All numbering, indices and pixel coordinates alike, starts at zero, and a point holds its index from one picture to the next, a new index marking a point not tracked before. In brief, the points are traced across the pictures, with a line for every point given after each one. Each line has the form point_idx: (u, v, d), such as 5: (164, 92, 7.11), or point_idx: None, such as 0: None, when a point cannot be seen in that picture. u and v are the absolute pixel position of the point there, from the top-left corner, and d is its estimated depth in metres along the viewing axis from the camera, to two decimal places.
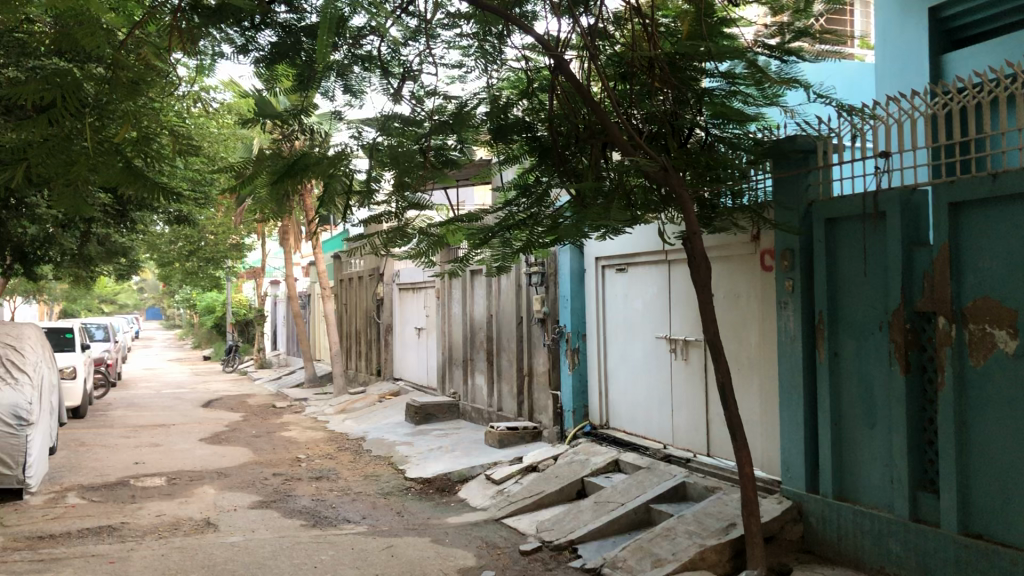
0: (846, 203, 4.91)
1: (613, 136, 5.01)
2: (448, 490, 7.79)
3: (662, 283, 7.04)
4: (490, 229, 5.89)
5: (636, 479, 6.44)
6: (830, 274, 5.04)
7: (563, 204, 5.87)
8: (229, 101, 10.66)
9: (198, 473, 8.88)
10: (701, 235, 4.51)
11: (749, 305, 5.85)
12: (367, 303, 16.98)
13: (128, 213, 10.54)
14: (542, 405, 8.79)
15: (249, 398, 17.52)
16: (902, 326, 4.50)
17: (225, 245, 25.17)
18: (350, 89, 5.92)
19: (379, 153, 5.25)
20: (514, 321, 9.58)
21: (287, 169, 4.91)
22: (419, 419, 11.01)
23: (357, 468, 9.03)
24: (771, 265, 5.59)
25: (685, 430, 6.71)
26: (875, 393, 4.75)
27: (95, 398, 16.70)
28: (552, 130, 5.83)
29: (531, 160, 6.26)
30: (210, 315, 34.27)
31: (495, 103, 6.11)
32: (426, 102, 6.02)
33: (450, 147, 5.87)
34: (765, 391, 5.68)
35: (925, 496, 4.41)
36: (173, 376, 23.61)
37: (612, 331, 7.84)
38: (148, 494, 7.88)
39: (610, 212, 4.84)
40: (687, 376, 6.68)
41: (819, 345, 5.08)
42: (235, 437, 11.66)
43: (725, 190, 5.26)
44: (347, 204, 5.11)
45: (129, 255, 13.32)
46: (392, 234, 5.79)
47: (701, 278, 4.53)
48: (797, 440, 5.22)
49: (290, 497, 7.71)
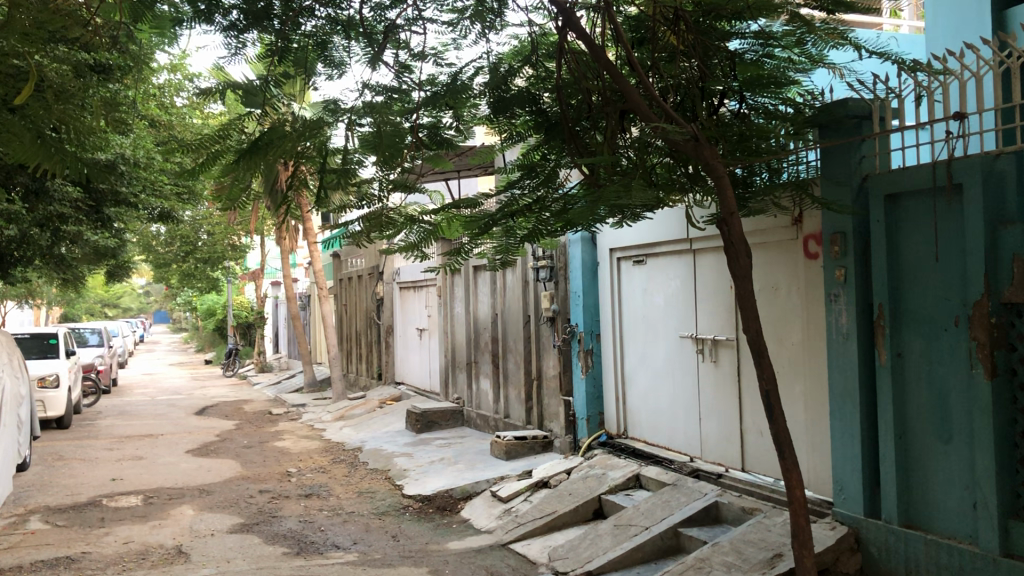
0: (911, 175, 4.13)
1: (633, 104, 4.22)
2: (449, 509, 7.04)
3: (687, 275, 6.27)
4: (491, 217, 5.19)
5: (661, 498, 5.66)
6: (892, 261, 4.26)
7: (574, 187, 5.11)
8: (207, 88, 10.02)
9: (178, 491, 8.15)
10: (739, 216, 3.54)
11: (790, 300, 5.08)
12: (367, 303, 16.29)
13: (103, 209, 9.89)
14: (553, 412, 8.02)
15: (246, 404, 16.82)
16: (986, 322, 3.74)
17: (222, 246, 24.58)
18: (329, 58, 5.04)
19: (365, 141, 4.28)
20: (521, 320, 8.83)
21: (251, 147, 4.13)
22: (420, 428, 10.25)
23: (351, 483, 8.27)
24: (817, 252, 4.81)
25: (716, 440, 5.95)
26: (951, 404, 3.97)
27: (85, 406, 15.97)
28: (560, 101, 5.01)
29: (536, 138, 5.50)
30: (211, 317, 33.63)
31: (495, 71, 5.32)
32: (415, 69, 5.25)
33: (446, 126, 5.25)
34: (810, 400, 4.91)
35: (1019, 527, 3.64)
36: (170, 382, 22.87)
37: (630, 331, 7.07)
38: (120, 516, 7.14)
39: (629, 193, 4.04)
40: (717, 381, 5.91)
41: (879, 344, 4.31)
42: (223, 448, 10.92)
43: (759, 167, 4.41)
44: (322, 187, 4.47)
45: (116, 257, 12.64)
46: (377, 224, 5.04)
47: (739, 267, 3.55)
48: (853, 456, 4.45)
49: (275, 519, 6.96)
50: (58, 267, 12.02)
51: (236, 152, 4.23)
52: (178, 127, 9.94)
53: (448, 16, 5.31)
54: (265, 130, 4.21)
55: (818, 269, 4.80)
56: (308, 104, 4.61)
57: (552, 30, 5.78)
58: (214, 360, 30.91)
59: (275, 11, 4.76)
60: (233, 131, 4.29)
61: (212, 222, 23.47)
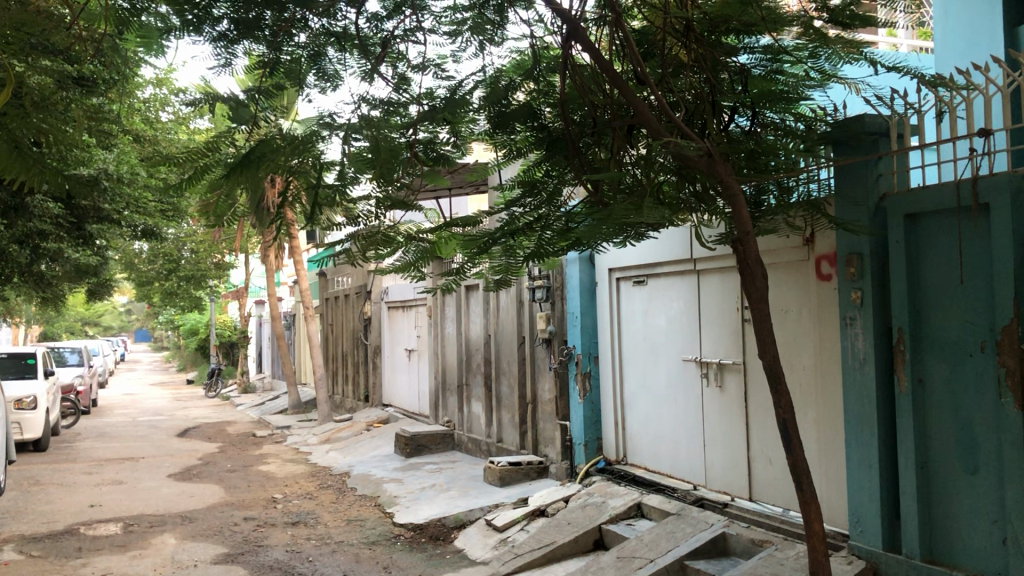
0: (932, 194, 3.99)
1: (641, 117, 4.04)
2: (442, 539, 6.77)
3: (690, 297, 6.10)
4: (490, 236, 4.98)
5: (666, 528, 5.44)
6: (912, 283, 4.11)
7: (577, 206, 4.95)
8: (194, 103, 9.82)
9: (159, 518, 7.82)
10: (754, 236, 3.35)
11: (801, 323, 4.91)
12: (354, 323, 16.02)
13: (85, 226, 9.62)
14: (549, 437, 7.81)
15: (229, 427, 16.43)
16: (1016, 347, 3.58)
17: (206, 265, 24.26)
18: (321, 69, 4.90)
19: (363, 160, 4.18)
20: (516, 342, 8.63)
21: (242, 161, 3.87)
22: (410, 452, 9.98)
23: (340, 510, 7.98)
24: (829, 273, 4.65)
25: (721, 468, 5.74)
26: (977, 433, 3.80)
27: (64, 428, 15.51)
28: (564, 115, 4.81)
29: (536, 155, 5.29)
30: (194, 337, 33.18)
31: (494, 85, 5.06)
32: (412, 82, 5.07)
33: (443, 142, 5.06)
34: (823, 427, 4.72)
35: None
36: (152, 403, 22.39)
37: (629, 352, 6.88)
38: (98, 546, 6.82)
39: (639, 211, 3.80)
40: (722, 406, 5.72)
41: (898, 369, 4.14)
42: (206, 472, 10.58)
43: (769, 186, 4.28)
44: (312, 205, 4.27)
45: (98, 275, 12.34)
46: (375, 238, 4.85)
47: (755, 288, 3.35)
48: (871, 486, 4.26)
49: (262, 549, 6.66)
50: (38, 284, 11.70)
51: (225, 167, 3.97)
52: (164, 143, 9.73)
53: (447, 27, 5.12)
54: (257, 141, 4.00)
55: (831, 291, 4.63)
56: (297, 119, 4.38)
57: (554, 43, 5.62)
58: (196, 381, 30.39)
59: (266, 20, 4.49)
60: (222, 144, 4.06)
61: (196, 240, 23.15)
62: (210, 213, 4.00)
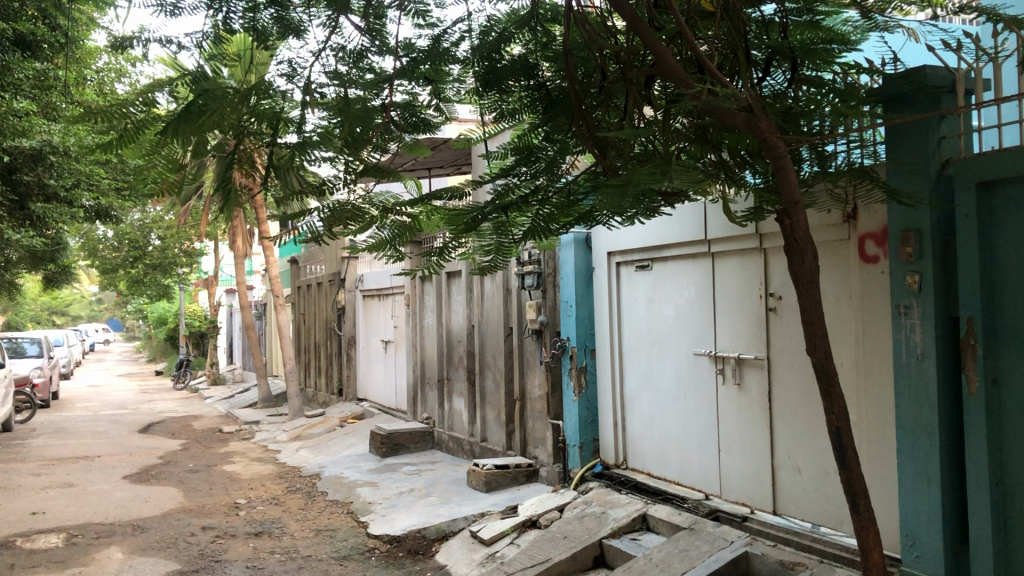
0: (1016, 157, 3.33)
1: (666, 68, 3.27)
2: (423, 553, 6.07)
3: (703, 282, 5.44)
4: (481, 209, 4.05)
5: (679, 546, 4.77)
6: (985, 265, 3.46)
7: (583, 178, 4.08)
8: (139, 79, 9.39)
9: (107, 527, 7.04)
10: (804, 209, 2.57)
11: (839, 312, 4.26)
12: (327, 312, 15.22)
13: (28, 204, 9.20)
14: (539, 437, 7.18)
15: (195, 421, 15.55)
16: None
17: (173, 252, 23.32)
18: (281, 18, 3.87)
19: (334, 137, 3.41)
20: (502, 333, 7.95)
21: (178, 112, 2.99)
22: (386, 451, 9.28)
23: (308, 518, 7.26)
24: (875, 253, 4.02)
25: (738, 475, 5.09)
26: None
27: (17, 423, 14.55)
28: (568, 68, 4.01)
29: (534, 118, 4.45)
30: (163, 326, 32.09)
31: (484, 37, 4.39)
32: (388, 30, 4.23)
33: (425, 105, 4.42)
34: (867, 435, 4.07)
35: None
36: (116, 395, 21.35)
37: (630, 343, 6.22)
38: (33, 562, 6.03)
39: (668, 176, 2.87)
40: (741, 408, 5.06)
41: (967, 367, 3.50)
42: (166, 473, 9.77)
43: (801, 151, 3.46)
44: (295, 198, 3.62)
45: (52, 260, 11.57)
46: (352, 212, 3.86)
47: (804, 273, 2.52)
48: (931, 506, 3.61)
49: (220, 565, 5.92)
50: None
51: (156, 130, 3.03)
52: None
53: None
54: (195, 90, 3.04)
55: (878, 276, 3.99)
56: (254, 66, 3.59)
57: None
58: (165, 371, 29.37)
59: None
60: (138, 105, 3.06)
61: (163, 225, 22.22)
62: (162, 182, 3.20)
